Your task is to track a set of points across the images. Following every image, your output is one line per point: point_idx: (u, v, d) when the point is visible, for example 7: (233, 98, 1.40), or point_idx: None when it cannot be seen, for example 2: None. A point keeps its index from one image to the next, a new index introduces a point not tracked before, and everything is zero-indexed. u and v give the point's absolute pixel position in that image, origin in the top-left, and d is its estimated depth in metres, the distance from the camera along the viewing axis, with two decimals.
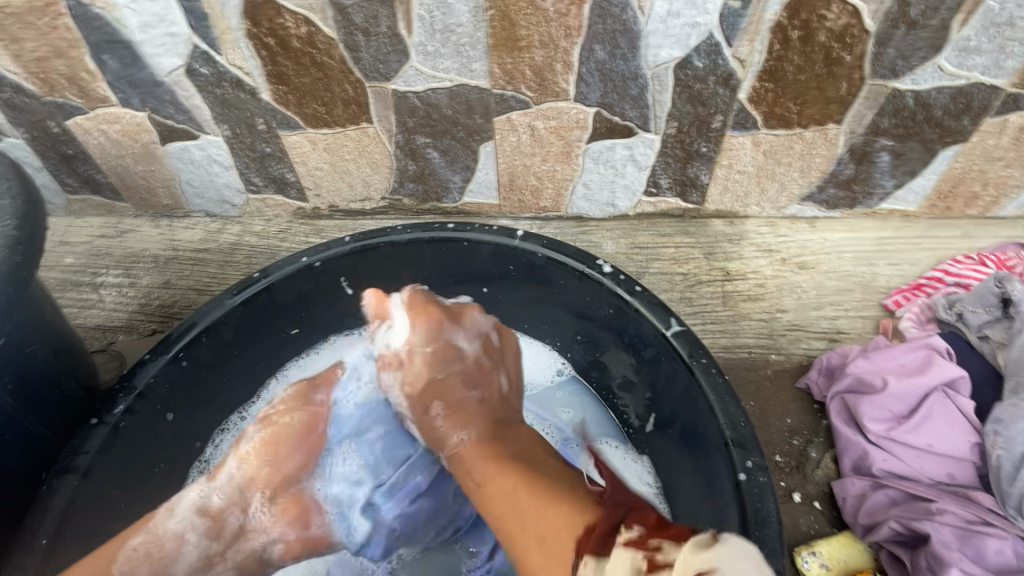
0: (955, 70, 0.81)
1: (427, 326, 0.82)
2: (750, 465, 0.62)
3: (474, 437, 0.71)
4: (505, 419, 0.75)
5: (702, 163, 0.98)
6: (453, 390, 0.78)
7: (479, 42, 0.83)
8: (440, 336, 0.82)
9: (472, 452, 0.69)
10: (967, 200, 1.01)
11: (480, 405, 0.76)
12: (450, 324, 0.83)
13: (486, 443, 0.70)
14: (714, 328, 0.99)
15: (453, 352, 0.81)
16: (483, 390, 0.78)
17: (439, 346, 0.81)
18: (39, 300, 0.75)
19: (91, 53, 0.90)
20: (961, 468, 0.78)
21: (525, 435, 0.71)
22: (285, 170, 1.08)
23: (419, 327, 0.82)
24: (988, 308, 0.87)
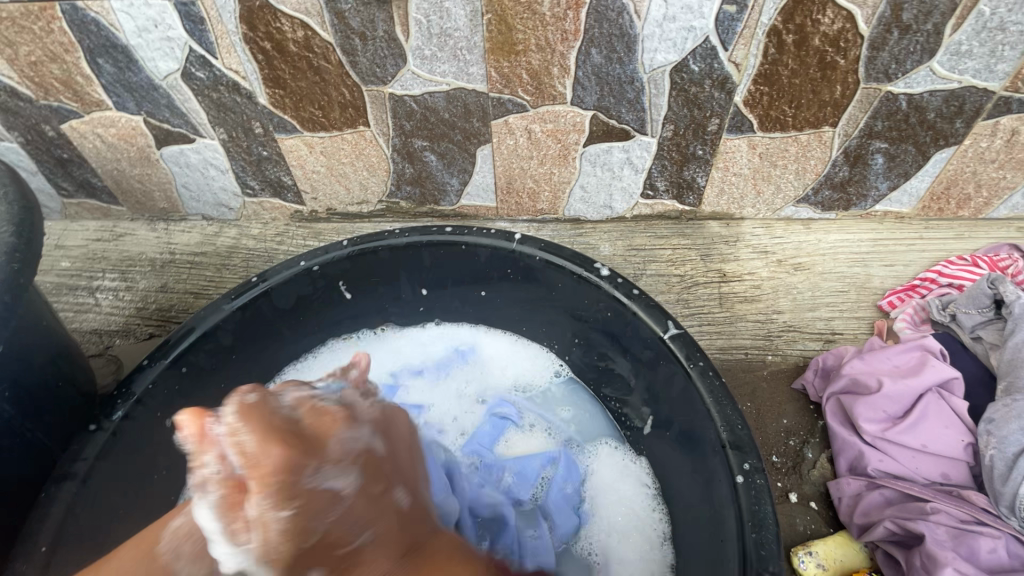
0: (948, 74, 0.82)
1: (272, 470, 0.47)
2: (746, 468, 0.62)
3: (282, 566, 0.48)
4: (420, 527, 0.57)
5: (698, 165, 0.99)
6: (344, 536, 0.51)
7: (476, 46, 0.84)
8: (390, 403, 0.66)
9: (376, 558, 0.52)
10: (961, 201, 1.02)
11: (386, 533, 0.54)
12: (312, 459, 0.49)
13: (417, 572, 0.53)
14: (711, 330, 0.99)
15: (321, 501, 0.49)
16: (375, 521, 0.53)
17: (302, 499, 0.48)
18: (36, 306, 0.74)
19: (86, 57, 0.89)
20: (956, 468, 0.79)
21: (446, 562, 0.55)
22: (281, 173, 1.07)
23: (261, 496, 0.46)
24: (981, 310, 0.88)
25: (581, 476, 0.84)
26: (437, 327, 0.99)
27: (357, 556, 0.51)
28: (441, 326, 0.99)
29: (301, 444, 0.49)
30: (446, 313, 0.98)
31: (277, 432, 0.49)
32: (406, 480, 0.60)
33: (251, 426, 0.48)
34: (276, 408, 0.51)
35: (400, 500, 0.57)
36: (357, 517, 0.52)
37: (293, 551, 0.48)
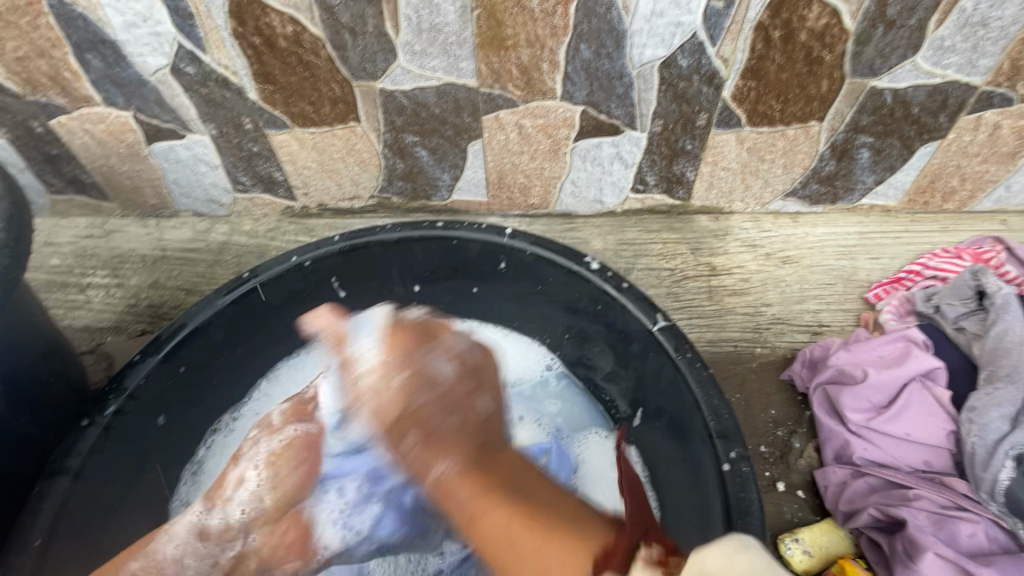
0: (931, 68, 0.83)
1: (398, 356, 0.66)
2: (733, 456, 0.64)
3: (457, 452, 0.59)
4: (489, 437, 0.62)
5: (687, 160, 1.00)
6: (430, 417, 0.62)
7: (466, 41, 0.84)
8: (413, 360, 0.66)
9: (456, 485, 0.57)
10: (945, 194, 1.04)
11: (459, 426, 0.62)
12: (426, 347, 0.67)
13: (475, 476, 0.57)
14: (701, 323, 1.01)
15: (473, 368, 0.67)
16: (460, 414, 0.63)
17: (410, 371, 0.65)
18: (27, 302, 0.74)
19: (74, 52, 0.89)
20: (938, 455, 0.81)
21: (514, 462, 0.60)
22: (272, 169, 1.07)
23: (386, 362, 0.66)
24: (964, 301, 0.90)
25: (572, 465, 0.85)
26: None
27: (447, 467, 0.58)
28: None
29: (412, 339, 0.68)
30: (438, 308, 0.99)
31: (388, 334, 0.68)
32: (497, 392, 0.68)
33: (383, 345, 0.68)
34: (405, 318, 0.71)
35: (483, 407, 0.65)
36: (445, 402, 0.63)
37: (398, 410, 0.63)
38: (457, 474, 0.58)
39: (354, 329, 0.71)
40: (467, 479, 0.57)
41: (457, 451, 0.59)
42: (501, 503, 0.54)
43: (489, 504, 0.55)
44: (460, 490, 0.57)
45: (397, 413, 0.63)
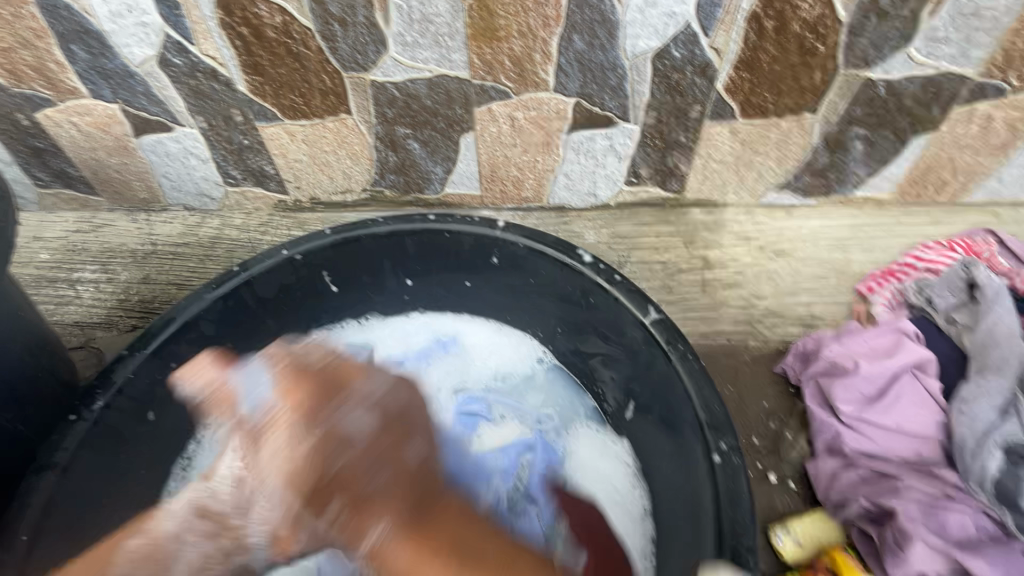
0: (924, 60, 0.83)
1: (304, 411, 0.71)
2: (723, 447, 0.64)
3: (386, 516, 0.64)
4: (427, 483, 0.69)
5: (681, 153, 0.99)
6: (357, 478, 0.67)
7: (457, 32, 0.83)
8: (324, 419, 0.71)
9: (395, 549, 0.63)
10: (938, 186, 1.04)
11: (394, 480, 0.67)
12: (334, 404, 0.73)
13: (416, 533, 0.63)
14: (694, 316, 1.01)
15: (388, 427, 0.73)
16: (390, 466, 0.69)
17: (322, 435, 0.69)
18: (13, 297, 0.74)
19: (59, 43, 0.87)
20: (928, 446, 0.81)
21: (450, 512, 0.66)
22: (263, 162, 1.06)
23: (286, 428, 0.70)
24: (955, 293, 0.91)
25: (559, 458, 0.87)
26: (421, 316, 0.99)
27: (382, 513, 0.65)
28: (425, 315, 0.99)
29: (315, 399, 0.72)
30: (431, 301, 0.98)
31: (289, 385, 0.74)
32: (426, 438, 0.75)
33: (286, 402, 0.72)
34: (292, 374, 0.75)
35: (411, 456, 0.71)
36: (368, 465, 0.68)
37: (313, 485, 0.67)
38: (372, 508, 0.65)
39: (246, 387, 0.75)
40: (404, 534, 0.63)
41: (387, 508, 0.65)
42: (438, 559, 0.61)
43: (421, 557, 0.61)
44: (403, 551, 0.62)
45: (315, 467, 0.67)
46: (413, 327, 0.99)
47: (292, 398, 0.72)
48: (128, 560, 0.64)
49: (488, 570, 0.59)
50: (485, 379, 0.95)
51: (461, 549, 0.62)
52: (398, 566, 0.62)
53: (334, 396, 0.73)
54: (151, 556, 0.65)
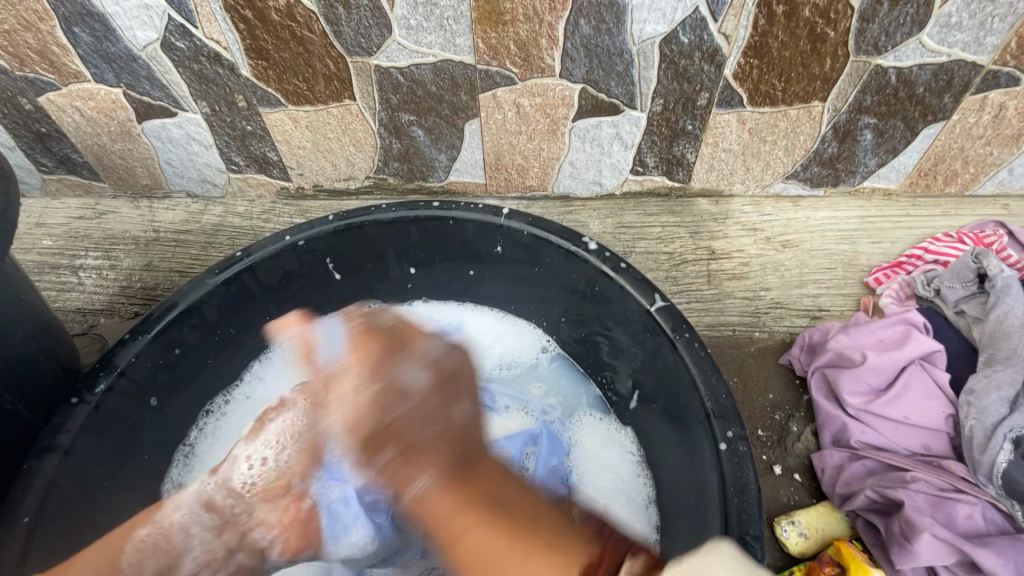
0: (937, 47, 0.82)
1: (370, 363, 0.72)
2: (730, 436, 0.63)
3: (434, 468, 0.64)
4: (470, 448, 0.67)
5: (688, 141, 0.98)
6: (409, 429, 0.67)
7: (463, 16, 0.82)
8: (386, 372, 0.71)
9: (436, 499, 0.62)
10: (948, 177, 1.03)
11: (438, 437, 0.66)
12: (397, 358, 0.72)
13: (453, 485, 0.63)
14: (699, 307, 1.00)
15: (445, 381, 0.71)
16: (438, 423, 0.68)
17: (382, 385, 0.70)
18: (14, 279, 0.73)
19: (62, 25, 0.87)
20: (936, 438, 0.80)
21: (492, 474, 0.64)
22: (266, 149, 1.06)
23: (356, 371, 0.72)
24: (964, 284, 0.89)
25: (566, 448, 0.85)
26: (424, 304, 0.99)
27: (428, 470, 0.64)
28: (428, 304, 0.99)
29: (376, 356, 0.72)
30: (434, 290, 0.98)
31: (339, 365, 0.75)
32: (475, 402, 0.72)
33: (357, 351, 0.74)
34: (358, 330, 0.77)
35: (461, 415, 0.69)
36: (421, 416, 0.67)
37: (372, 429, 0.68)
38: (414, 462, 0.65)
39: (325, 340, 0.80)
40: (430, 480, 0.63)
41: (432, 464, 0.64)
42: (476, 516, 0.59)
43: (456, 516, 0.60)
44: (434, 502, 0.62)
45: (370, 421, 0.68)
46: (416, 315, 0.98)
47: (360, 350, 0.74)
48: (138, 551, 0.65)
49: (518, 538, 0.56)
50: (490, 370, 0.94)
51: (491, 512, 0.59)
52: (427, 516, 0.62)
53: (398, 351, 0.73)
54: (161, 544, 0.66)
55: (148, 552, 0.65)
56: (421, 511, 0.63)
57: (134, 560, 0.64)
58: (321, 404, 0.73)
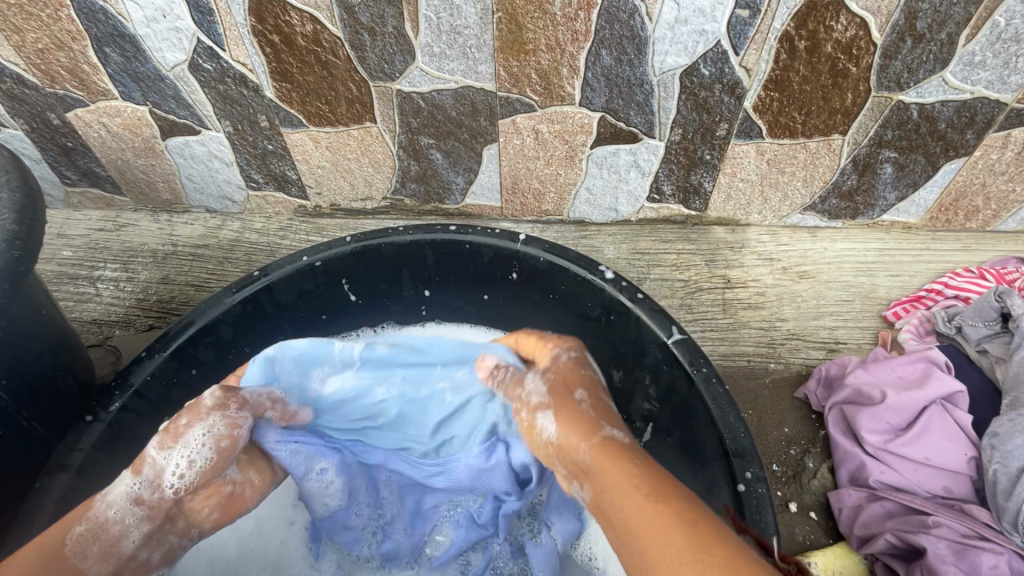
0: (960, 84, 0.82)
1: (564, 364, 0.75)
2: (748, 476, 0.62)
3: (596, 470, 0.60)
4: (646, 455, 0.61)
5: (706, 170, 0.98)
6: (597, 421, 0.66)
7: (486, 44, 0.83)
8: (569, 365, 0.75)
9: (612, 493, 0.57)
10: (969, 213, 1.02)
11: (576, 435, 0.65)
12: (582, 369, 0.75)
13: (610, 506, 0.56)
14: (714, 336, 0.99)
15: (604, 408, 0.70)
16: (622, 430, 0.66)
17: (577, 378, 0.73)
18: (35, 295, 0.74)
19: (93, 45, 0.89)
20: (958, 481, 0.78)
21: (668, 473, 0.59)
22: (286, 168, 1.07)
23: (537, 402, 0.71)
24: (987, 323, 0.88)
25: None
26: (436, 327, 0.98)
27: (585, 466, 0.61)
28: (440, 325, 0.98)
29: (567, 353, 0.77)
30: (447, 311, 0.98)
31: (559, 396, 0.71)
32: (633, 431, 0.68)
33: (545, 376, 0.75)
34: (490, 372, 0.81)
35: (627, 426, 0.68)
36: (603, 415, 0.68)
37: (566, 416, 0.68)
38: (600, 473, 0.59)
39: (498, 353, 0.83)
40: (606, 477, 0.58)
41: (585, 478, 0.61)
42: (654, 507, 0.53)
43: (631, 497, 0.55)
44: (613, 495, 0.57)
45: (557, 386, 0.73)
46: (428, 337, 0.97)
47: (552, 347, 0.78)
48: (76, 542, 0.60)
49: (698, 530, 0.50)
50: None
51: (676, 521, 0.51)
52: (603, 521, 0.57)
53: (576, 364, 0.76)
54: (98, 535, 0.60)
55: (89, 541, 0.60)
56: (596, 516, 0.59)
57: (75, 550, 0.59)
58: (556, 392, 0.72)
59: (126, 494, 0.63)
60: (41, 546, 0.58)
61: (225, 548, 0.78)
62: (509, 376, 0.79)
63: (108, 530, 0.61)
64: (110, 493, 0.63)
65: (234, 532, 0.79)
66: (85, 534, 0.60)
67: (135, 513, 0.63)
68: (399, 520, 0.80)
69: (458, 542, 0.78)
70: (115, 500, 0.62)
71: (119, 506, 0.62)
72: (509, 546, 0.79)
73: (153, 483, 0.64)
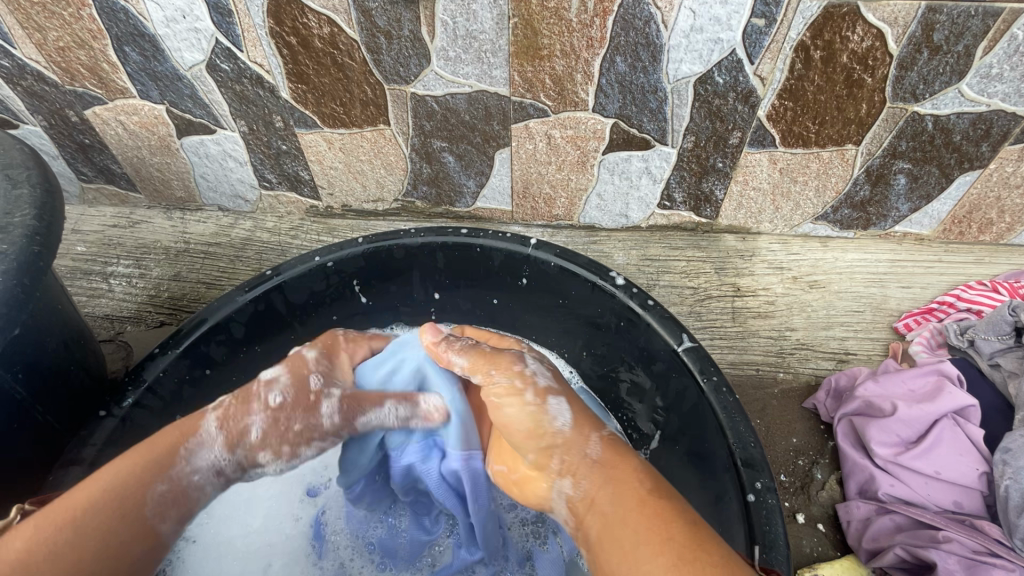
0: (976, 96, 0.81)
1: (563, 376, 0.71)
2: (758, 486, 0.62)
3: (585, 474, 0.62)
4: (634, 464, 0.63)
5: (717, 178, 0.98)
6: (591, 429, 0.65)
7: (501, 50, 0.84)
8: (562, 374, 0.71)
9: (604, 498, 0.59)
10: (982, 225, 1.01)
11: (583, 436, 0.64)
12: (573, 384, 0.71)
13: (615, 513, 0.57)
14: (723, 344, 0.98)
15: (585, 413, 0.67)
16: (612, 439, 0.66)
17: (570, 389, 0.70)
18: (52, 290, 0.75)
19: (113, 44, 0.90)
20: (969, 496, 0.78)
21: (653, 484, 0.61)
22: (299, 168, 1.08)
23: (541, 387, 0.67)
24: (1001, 337, 0.87)
25: None
26: (445, 328, 0.99)
27: (590, 462, 0.62)
28: (449, 328, 0.99)
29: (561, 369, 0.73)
30: (457, 313, 0.98)
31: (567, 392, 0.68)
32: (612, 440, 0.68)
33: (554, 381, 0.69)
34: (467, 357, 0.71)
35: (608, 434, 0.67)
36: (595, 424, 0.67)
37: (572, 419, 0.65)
38: (605, 474, 0.61)
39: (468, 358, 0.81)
40: (613, 473, 0.61)
41: (585, 475, 0.61)
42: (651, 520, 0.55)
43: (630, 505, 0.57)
44: (614, 493, 0.59)
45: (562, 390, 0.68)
46: None
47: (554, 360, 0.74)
48: (156, 503, 0.61)
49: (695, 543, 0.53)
50: None
51: (677, 519, 0.55)
52: (595, 522, 0.59)
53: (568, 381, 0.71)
54: (178, 500, 0.62)
55: (168, 503, 0.62)
56: (585, 517, 0.60)
57: (154, 512, 0.60)
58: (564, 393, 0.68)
59: (211, 466, 0.65)
60: (120, 497, 0.58)
61: (232, 545, 0.79)
62: (494, 356, 0.70)
63: (188, 494, 0.64)
64: (190, 453, 0.64)
65: (240, 529, 0.80)
66: (165, 496, 0.62)
67: (214, 481, 0.66)
68: (404, 523, 0.81)
69: (456, 563, 0.77)
70: (199, 466, 0.65)
71: (202, 473, 0.65)
72: (514, 554, 0.79)
73: (243, 463, 0.67)
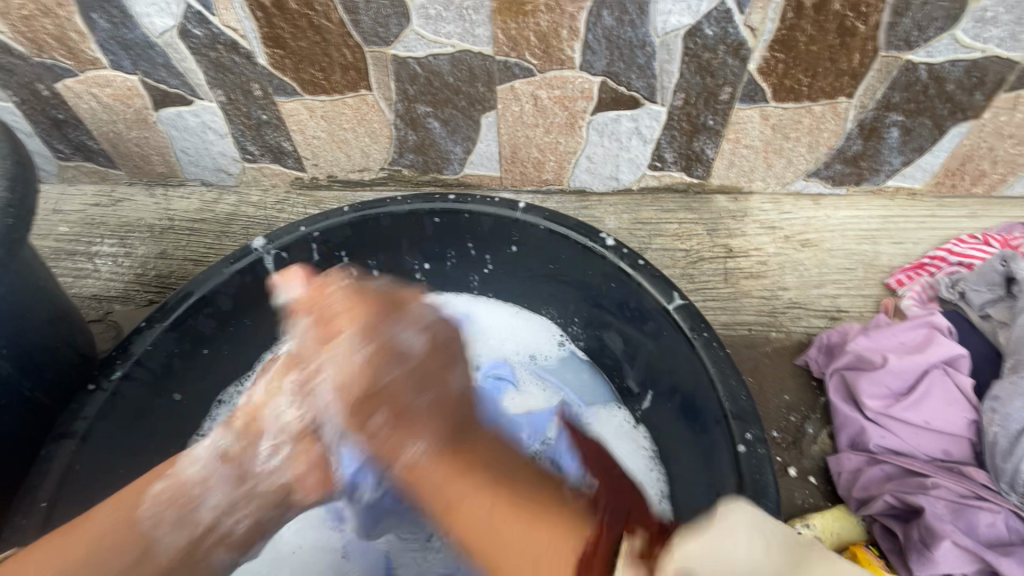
0: (971, 42, 0.79)
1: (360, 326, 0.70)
2: (749, 437, 0.63)
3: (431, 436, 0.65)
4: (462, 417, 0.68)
5: (708, 137, 0.97)
6: (401, 392, 0.68)
7: (482, 6, 0.81)
8: (380, 333, 0.71)
9: (429, 464, 0.64)
10: (975, 177, 1.00)
11: (435, 405, 0.67)
12: (391, 320, 0.72)
13: (449, 448, 0.64)
14: (716, 305, 0.98)
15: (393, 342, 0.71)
16: (433, 389, 0.69)
17: (377, 345, 0.69)
18: (32, 264, 0.74)
19: (79, 11, 0.87)
20: (956, 445, 0.79)
21: (483, 445, 0.65)
22: (282, 138, 1.05)
23: (346, 345, 0.69)
24: (991, 287, 0.88)
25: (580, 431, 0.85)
26: None
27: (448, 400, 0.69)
28: (439, 296, 0.98)
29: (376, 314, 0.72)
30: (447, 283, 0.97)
31: (353, 294, 0.74)
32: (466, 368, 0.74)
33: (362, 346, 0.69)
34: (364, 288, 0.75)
35: (453, 382, 0.70)
36: (413, 382, 0.68)
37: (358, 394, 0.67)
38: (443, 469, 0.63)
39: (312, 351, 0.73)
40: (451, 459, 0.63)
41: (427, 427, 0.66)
42: (472, 480, 0.61)
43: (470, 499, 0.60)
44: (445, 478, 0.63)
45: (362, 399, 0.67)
46: None
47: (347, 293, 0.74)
48: (153, 502, 0.61)
49: (520, 503, 0.59)
50: (506, 354, 0.94)
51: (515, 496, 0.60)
52: (424, 485, 0.63)
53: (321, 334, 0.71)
54: (176, 498, 0.62)
55: (164, 504, 0.61)
56: (418, 476, 0.63)
57: (150, 513, 0.60)
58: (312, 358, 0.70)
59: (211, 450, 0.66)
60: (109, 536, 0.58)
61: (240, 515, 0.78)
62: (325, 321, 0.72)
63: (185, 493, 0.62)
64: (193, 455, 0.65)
65: None
66: (163, 495, 0.62)
67: (220, 470, 0.65)
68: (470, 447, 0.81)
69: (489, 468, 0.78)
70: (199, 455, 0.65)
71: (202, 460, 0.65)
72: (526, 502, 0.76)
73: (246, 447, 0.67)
